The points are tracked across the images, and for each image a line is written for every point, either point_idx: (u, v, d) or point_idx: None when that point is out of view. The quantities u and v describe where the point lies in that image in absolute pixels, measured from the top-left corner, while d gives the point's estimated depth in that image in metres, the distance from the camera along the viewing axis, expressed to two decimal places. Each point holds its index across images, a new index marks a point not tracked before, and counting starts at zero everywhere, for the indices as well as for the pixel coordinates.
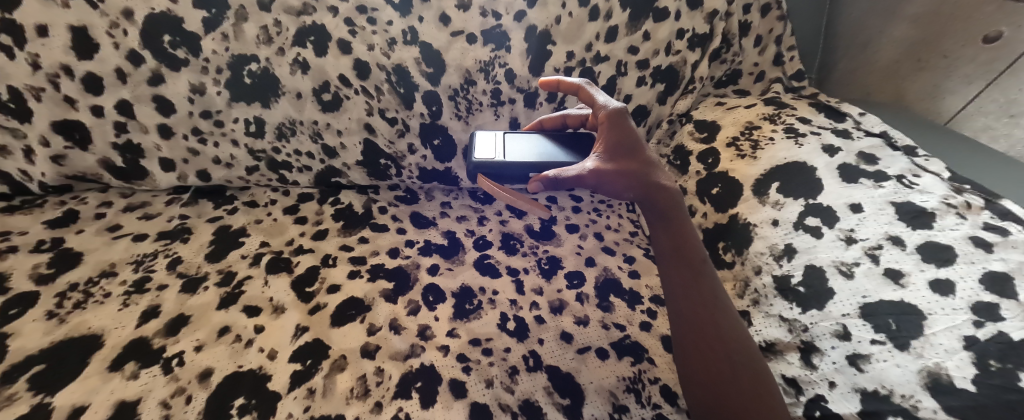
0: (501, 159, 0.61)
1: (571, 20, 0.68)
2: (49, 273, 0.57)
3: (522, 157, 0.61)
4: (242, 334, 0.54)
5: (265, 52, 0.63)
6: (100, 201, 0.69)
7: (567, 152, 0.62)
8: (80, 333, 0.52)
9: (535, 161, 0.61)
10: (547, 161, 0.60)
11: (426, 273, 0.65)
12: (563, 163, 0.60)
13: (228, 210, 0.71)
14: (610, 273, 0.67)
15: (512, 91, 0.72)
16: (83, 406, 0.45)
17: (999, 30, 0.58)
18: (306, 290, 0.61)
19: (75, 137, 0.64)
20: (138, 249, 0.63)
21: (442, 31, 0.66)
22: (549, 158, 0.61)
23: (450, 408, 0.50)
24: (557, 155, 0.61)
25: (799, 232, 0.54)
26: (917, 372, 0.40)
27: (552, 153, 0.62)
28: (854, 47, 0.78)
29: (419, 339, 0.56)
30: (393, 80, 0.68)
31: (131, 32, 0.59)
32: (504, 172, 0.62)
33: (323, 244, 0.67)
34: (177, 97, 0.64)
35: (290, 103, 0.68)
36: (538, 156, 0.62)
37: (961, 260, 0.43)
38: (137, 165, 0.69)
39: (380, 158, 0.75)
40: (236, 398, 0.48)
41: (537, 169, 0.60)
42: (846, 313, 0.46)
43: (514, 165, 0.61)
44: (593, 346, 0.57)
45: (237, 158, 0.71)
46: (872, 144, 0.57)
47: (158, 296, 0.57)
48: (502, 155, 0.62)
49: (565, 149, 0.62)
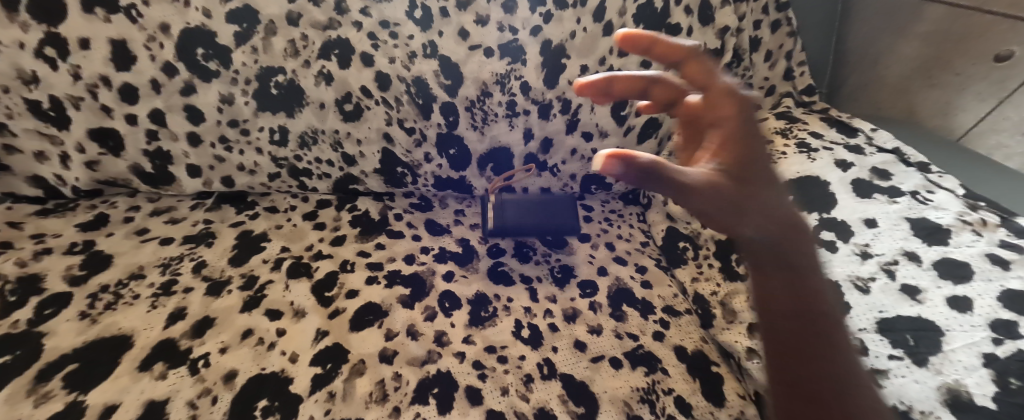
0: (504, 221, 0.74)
1: (586, 35, 0.69)
2: (81, 274, 0.60)
3: (521, 218, 0.75)
4: (264, 337, 0.56)
5: (291, 64, 0.66)
6: (128, 205, 0.72)
7: (556, 213, 0.76)
8: (110, 333, 0.53)
9: (532, 224, 0.75)
10: (541, 225, 0.75)
11: (441, 280, 0.66)
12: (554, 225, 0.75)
13: (250, 215, 0.74)
14: (622, 282, 0.69)
15: (527, 103, 0.74)
16: (114, 405, 0.47)
17: (1011, 49, 0.58)
18: (325, 295, 0.62)
19: (109, 144, 0.66)
20: (165, 252, 0.65)
21: (460, 45, 0.68)
22: (543, 221, 0.75)
23: (467, 415, 0.51)
24: (549, 218, 0.75)
25: (813, 246, 0.55)
26: (935, 388, 0.40)
27: (544, 215, 0.75)
28: (863, 64, 0.79)
29: (436, 346, 0.58)
30: (412, 92, 0.70)
31: (167, 45, 0.61)
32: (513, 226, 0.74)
33: (342, 250, 0.69)
34: (207, 107, 0.67)
35: (313, 113, 0.70)
36: (535, 218, 0.75)
37: (978, 277, 0.43)
38: (165, 171, 0.71)
39: (397, 166, 0.77)
40: (259, 400, 0.50)
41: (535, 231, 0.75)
42: (862, 328, 0.47)
43: (517, 224, 0.74)
44: (607, 355, 0.58)
45: (260, 165, 0.74)
46: (884, 159, 0.58)
47: (183, 299, 0.59)
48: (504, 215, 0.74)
49: (554, 210, 0.76)
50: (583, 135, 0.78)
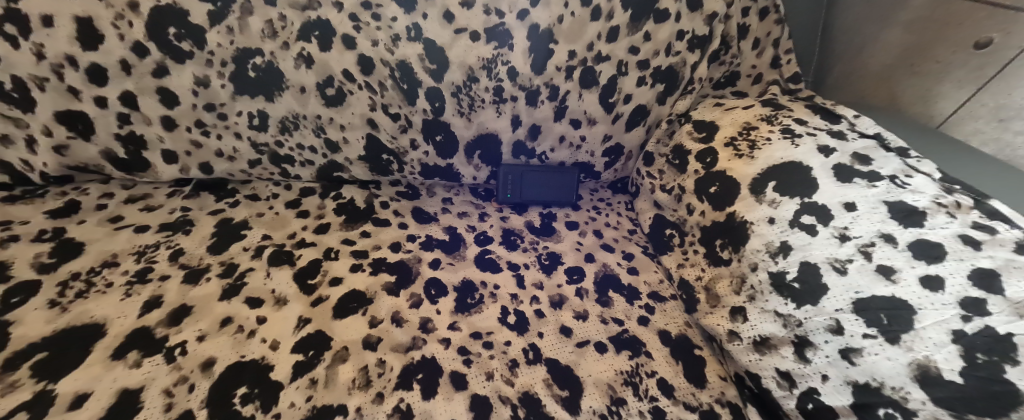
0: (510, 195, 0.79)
1: (574, 20, 0.67)
2: (50, 262, 0.57)
3: (526, 192, 0.79)
4: (244, 325, 0.55)
5: (269, 46, 0.64)
6: (101, 192, 0.69)
7: (556, 188, 0.80)
8: (82, 322, 0.52)
9: (535, 197, 0.80)
10: (543, 198, 0.80)
11: (428, 267, 0.66)
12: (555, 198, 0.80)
13: (230, 203, 0.72)
14: (609, 269, 0.69)
15: (514, 89, 0.73)
16: (86, 394, 0.45)
17: (990, 36, 0.58)
18: (308, 282, 0.61)
19: (78, 128, 0.64)
20: (140, 240, 0.63)
21: (445, 28, 0.66)
22: (546, 194, 0.80)
23: (451, 399, 0.51)
24: (549, 191, 0.80)
25: (794, 230, 0.55)
26: (906, 364, 0.42)
27: (546, 189, 0.80)
28: (850, 53, 0.80)
29: (421, 332, 0.57)
30: (396, 76, 0.69)
31: (136, 24, 0.59)
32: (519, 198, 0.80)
33: (326, 238, 0.68)
34: (181, 90, 0.65)
35: (293, 97, 0.68)
36: (537, 192, 0.80)
37: (951, 257, 0.44)
38: (139, 157, 0.69)
39: (383, 153, 0.76)
40: (238, 387, 0.49)
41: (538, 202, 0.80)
42: (839, 308, 0.48)
43: (522, 197, 0.79)
44: (592, 340, 0.59)
45: (239, 151, 0.72)
46: (866, 145, 0.58)
47: (159, 287, 0.57)
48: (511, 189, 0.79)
49: (554, 186, 0.80)
50: (571, 122, 0.77)
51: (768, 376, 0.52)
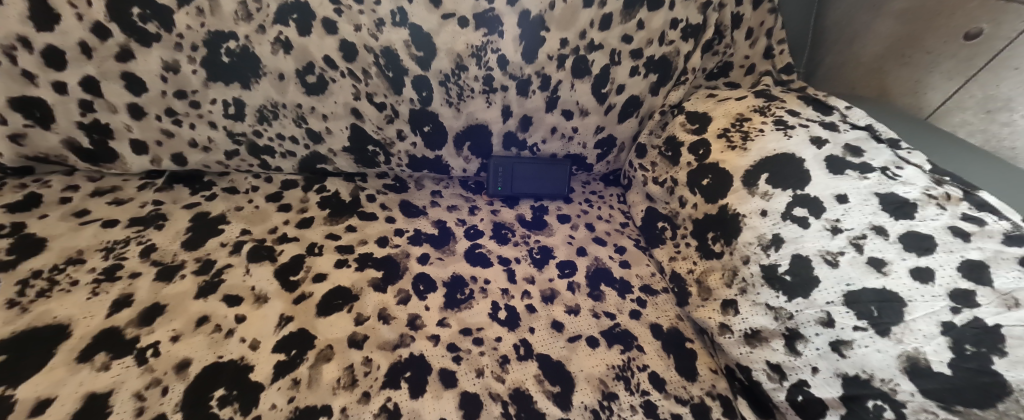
0: (500, 188, 0.78)
1: (565, 6, 0.65)
2: (9, 259, 0.54)
3: (517, 185, 0.78)
4: (222, 324, 0.52)
5: (244, 29, 0.60)
6: (65, 184, 0.65)
7: (548, 181, 0.79)
8: (44, 323, 0.49)
9: (528, 190, 0.79)
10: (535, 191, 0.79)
11: (416, 262, 0.64)
12: (548, 191, 0.79)
13: (206, 196, 0.69)
14: (601, 262, 0.68)
15: (505, 78, 0.70)
16: (48, 399, 0.42)
17: (979, 27, 0.58)
18: (290, 279, 0.59)
19: (36, 115, 0.59)
20: (108, 235, 0.59)
21: (432, 13, 0.63)
22: (538, 187, 0.79)
23: (440, 398, 0.49)
24: (541, 185, 0.79)
25: (786, 222, 0.55)
26: (896, 356, 0.42)
27: (538, 183, 0.79)
28: (843, 43, 0.80)
29: (409, 329, 0.55)
30: (381, 64, 0.66)
31: (96, 4, 0.55)
32: (511, 192, 0.78)
33: (309, 233, 0.65)
34: (149, 75, 0.61)
35: (271, 84, 0.65)
36: (529, 185, 0.79)
37: (940, 249, 0.44)
38: (106, 147, 0.65)
39: (368, 144, 0.74)
40: (216, 389, 0.46)
41: (531, 196, 0.79)
42: (830, 301, 0.48)
43: (514, 190, 0.78)
44: (584, 334, 0.58)
45: (215, 141, 0.69)
46: (857, 136, 0.57)
47: (130, 285, 0.54)
48: (501, 183, 0.78)
49: (546, 179, 0.79)
50: (563, 113, 0.76)
51: (758, 368, 0.52)
